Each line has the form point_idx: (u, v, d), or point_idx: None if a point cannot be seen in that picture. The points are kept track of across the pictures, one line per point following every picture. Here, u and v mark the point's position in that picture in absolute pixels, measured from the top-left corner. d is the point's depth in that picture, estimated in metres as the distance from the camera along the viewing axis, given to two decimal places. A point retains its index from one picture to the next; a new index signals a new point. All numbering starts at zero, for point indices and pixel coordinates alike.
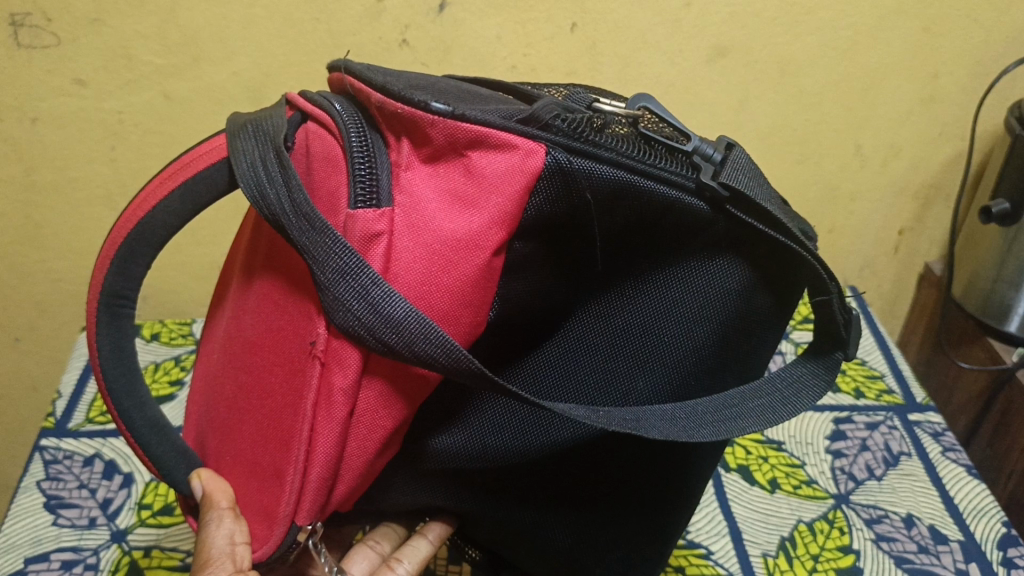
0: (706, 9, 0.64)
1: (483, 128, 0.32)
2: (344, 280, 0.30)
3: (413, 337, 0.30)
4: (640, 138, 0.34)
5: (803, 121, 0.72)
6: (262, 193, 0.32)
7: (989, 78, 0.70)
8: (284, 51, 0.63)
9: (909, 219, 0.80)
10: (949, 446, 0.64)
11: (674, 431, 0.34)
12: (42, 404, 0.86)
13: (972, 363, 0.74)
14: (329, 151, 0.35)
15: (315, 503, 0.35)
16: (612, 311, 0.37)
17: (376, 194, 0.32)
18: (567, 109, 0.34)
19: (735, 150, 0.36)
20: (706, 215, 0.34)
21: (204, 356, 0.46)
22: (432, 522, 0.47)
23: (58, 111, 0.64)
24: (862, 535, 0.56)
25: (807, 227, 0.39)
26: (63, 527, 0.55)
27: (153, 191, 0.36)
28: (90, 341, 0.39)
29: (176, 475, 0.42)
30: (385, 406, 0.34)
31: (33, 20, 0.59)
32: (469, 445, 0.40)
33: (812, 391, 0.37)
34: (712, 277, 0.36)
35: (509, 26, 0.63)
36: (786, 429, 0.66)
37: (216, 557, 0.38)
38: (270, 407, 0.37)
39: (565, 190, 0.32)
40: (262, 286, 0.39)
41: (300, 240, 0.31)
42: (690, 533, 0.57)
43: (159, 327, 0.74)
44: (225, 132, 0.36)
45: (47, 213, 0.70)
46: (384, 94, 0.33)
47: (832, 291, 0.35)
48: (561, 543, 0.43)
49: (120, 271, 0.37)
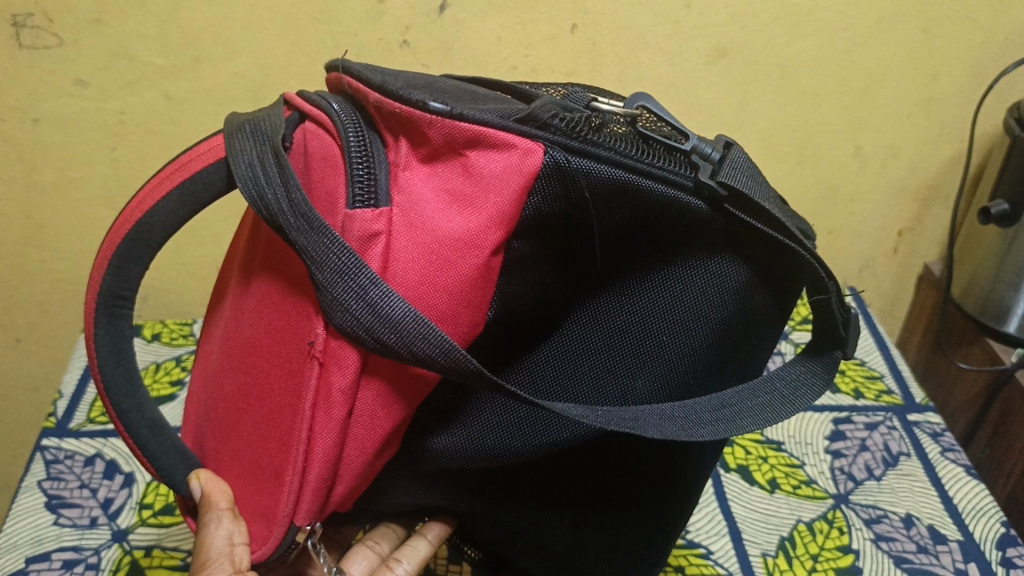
0: (705, 10, 0.64)
1: (481, 127, 0.32)
2: (342, 280, 0.30)
3: (412, 336, 0.30)
4: (638, 137, 0.35)
5: (802, 122, 0.72)
6: (261, 193, 0.32)
7: (988, 79, 0.70)
8: (285, 51, 0.63)
9: (908, 220, 0.81)
10: (948, 446, 0.64)
11: (672, 431, 0.34)
12: (42, 404, 0.86)
13: (971, 364, 0.74)
14: (327, 151, 0.35)
15: (314, 503, 0.35)
16: (610, 310, 0.37)
17: (374, 194, 0.33)
18: (565, 109, 0.34)
19: (733, 149, 0.36)
20: (704, 215, 0.34)
21: (203, 357, 0.46)
22: (432, 522, 0.47)
23: (59, 111, 0.64)
24: (861, 535, 0.56)
25: (806, 226, 0.39)
26: (64, 527, 0.55)
27: (151, 191, 0.37)
28: (88, 341, 0.39)
29: (175, 476, 0.42)
30: (384, 407, 0.34)
31: (35, 21, 0.59)
32: (468, 445, 0.40)
33: (811, 390, 0.37)
34: (711, 276, 0.36)
35: (510, 26, 0.64)
36: (785, 430, 0.66)
37: (215, 558, 0.38)
38: (269, 407, 0.37)
39: (564, 190, 0.32)
40: (261, 286, 0.39)
41: (298, 240, 0.31)
42: (690, 533, 0.57)
43: (160, 327, 0.74)
44: (223, 132, 0.36)
45: (48, 213, 0.70)
46: (382, 94, 0.34)
47: (830, 290, 0.35)
48: (560, 543, 0.43)
49: (120, 271, 0.38)
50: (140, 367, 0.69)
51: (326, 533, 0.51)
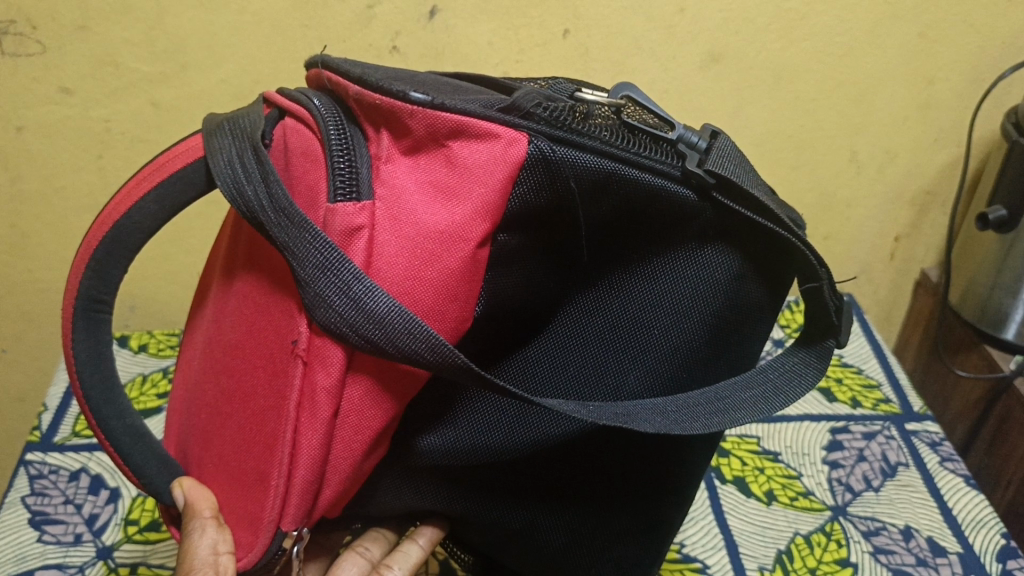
0: (701, 15, 0.63)
1: (464, 117, 0.30)
2: (325, 275, 0.28)
3: (397, 332, 0.28)
4: (623, 127, 0.32)
5: (799, 128, 0.71)
6: (240, 190, 0.30)
7: (984, 84, 0.70)
8: (271, 60, 0.62)
9: (905, 225, 0.80)
10: (946, 456, 0.63)
11: (666, 425, 0.32)
12: (29, 416, 0.85)
13: (969, 371, 0.73)
14: (307, 146, 0.33)
15: (301, 508, 0.33)
16: (602, 304, 0.36)
17: (356, 186, 0.31)
18: (550, 98, 0.32)
19: (720, 138, 0.34)
20: (693, 204, 0.32)
21: (184, 364, 0.44)
22: (424, 526, 0.45)
23: (43, 120, 0.63)
24: (860, 548, 0.55)
25: (796, 215, 0.38)
26: (48, 544, 0.54)
27: (130, 191, 0.35)
28: (66, 348, 0.37)
29: (157, 484, 0.40)
30: (372, 406, 0.32)
31: (18, 28, 0.57)
32: (456, 445, 0.38)
33: (805, 380, 0.36)
34: (702, 265, 0.34)
35: (500, 32, 0.62)
36: (782, 440, 0.65)
37: (199, 567, 0.36)
38: (251, 411, 0.35)
39: (549, 180, 0.31)
40: (242, 285, 0.37)
41: (278, 236, 0.29)
42: (686, 547, 0.56)
43: (146, 337, 0.73)
44: (202, 131, 0.35)
45: (33, 223, 0.69)
46: (361, 85, 0.32)
47: (821, 277, 0.34)
48: (553, 545, 0.41)
49: (95, 275, 0.36)
50: (127, 380, 0.68)
51: (315, 539, 0.49)
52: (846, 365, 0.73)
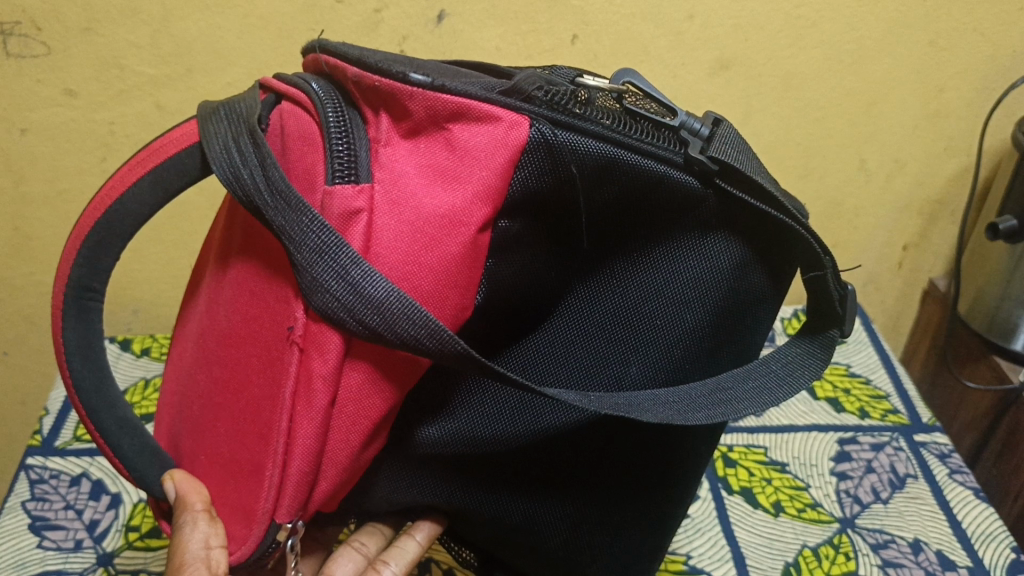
0: (707, 22, 0.63)
1: (465, 99, 0.30)
2: (322, 258, 0.28)
3: (396, 316, 0.28)
4: (625, 113, 0.32)
5: (806, 136, 0.71)
6: (237, 174, 0.30)
7: (993, 94, 0.70)
8: (282, 64, 0.62)
9: (914, 235, 0.79)
10: (955, 468, 0.62)
11: (670, 414, 0.32)
12: (31, 420, 0.85)
13: (977, 381, 0.73)
14: (305, 129, 0.32)
15: (297, 499, 0.32)
16: (603, 294, 0.35)
17: (355, 169, 0.30)
18: (551, 82, 0.32)
19: (723, 125, 0.34)
20: (695, 191, 0.32)
21: (177, 354, 0.44)
22: (422, 522, 0.44)
23: (48, 121, 0.63)
24: (868, 561, 0.54)
25: (801, 204, 0.37)
26: (48, 549, 0.53)
27: (123, 176, 0.35)
28: (58, 336, 0.37)
29: (149, 478, 0.40)
30: (370, 394, 0.32)
31: (23, 29, 0.58)
32: (456, 437, 0.37)
33: (809, 371, 0.36)
34: (704, 254, 0.34)
35: (509, 37, 0.63)
36: (789, 450, 0.64)
37: (191, 562, 0.36)
38: (246, 400, 0.35)
39: (551, 164, 0.30)
40: (236, 273, 0.36)
41: (276, 220, 0.29)
42: (692, 558, 0.55)
43: (150, 340, 0.73)
44: (197, 117, 0.34)
45: (37, 225, 0.69)
46: (360, 68, 0.32)
47: (826, 266, 0.34)
48: (554, 538, 0.40)
49: (88, 263, 0.36)
50: (128, 384, 0.67)
51: (310, 534, 0.48)
52: (854, 374, 0.72)
